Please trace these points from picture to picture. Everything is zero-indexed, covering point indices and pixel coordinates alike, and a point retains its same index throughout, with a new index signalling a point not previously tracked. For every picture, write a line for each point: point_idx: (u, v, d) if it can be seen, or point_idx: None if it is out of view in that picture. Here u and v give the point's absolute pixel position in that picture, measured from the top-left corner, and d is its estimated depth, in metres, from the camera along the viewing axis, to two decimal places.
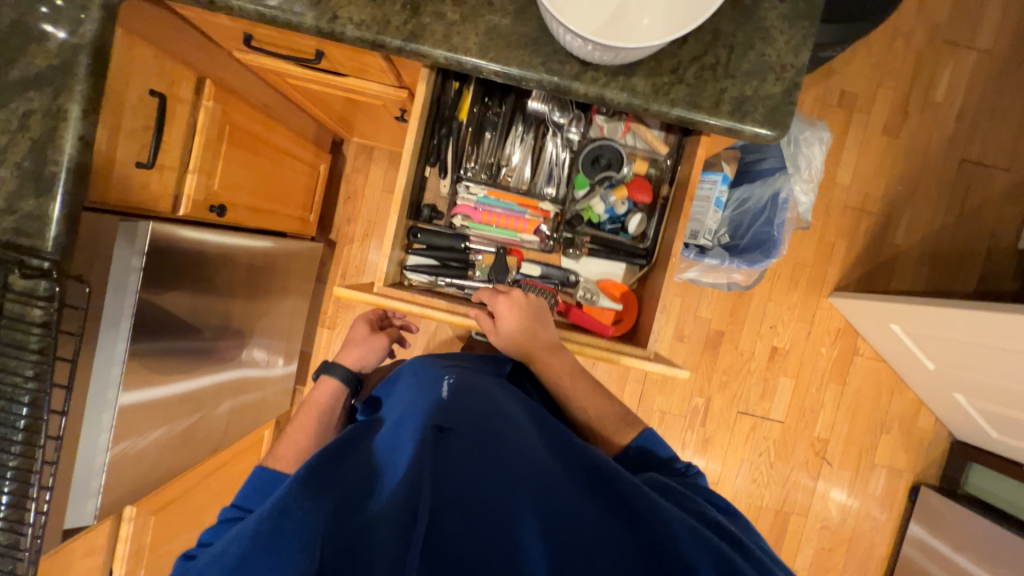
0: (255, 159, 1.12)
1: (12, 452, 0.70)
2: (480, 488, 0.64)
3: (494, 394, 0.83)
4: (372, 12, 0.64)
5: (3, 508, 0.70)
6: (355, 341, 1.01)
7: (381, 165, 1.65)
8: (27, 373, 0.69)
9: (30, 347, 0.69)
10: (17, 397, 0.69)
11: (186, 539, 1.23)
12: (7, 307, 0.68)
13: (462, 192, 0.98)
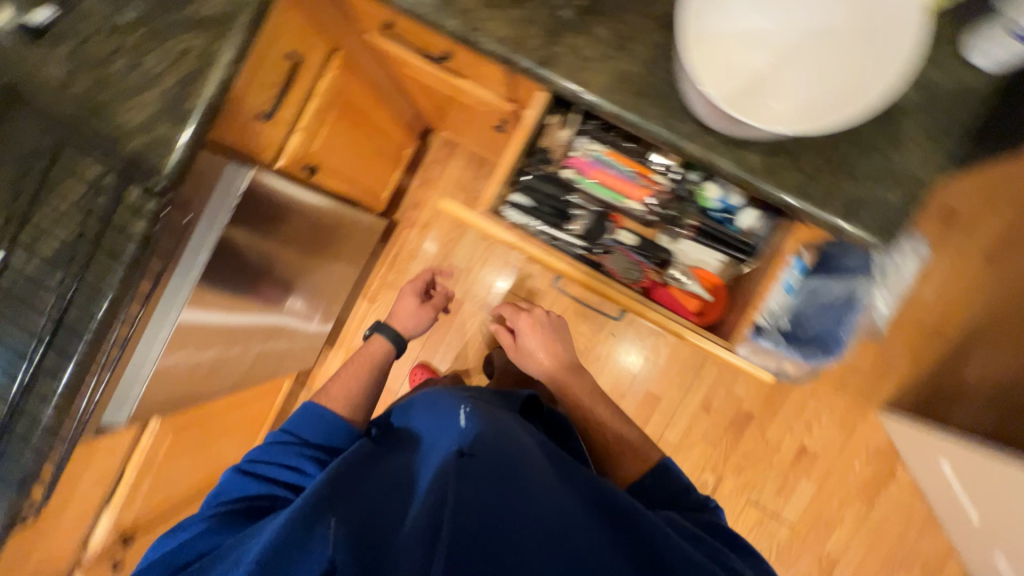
0: (354, 131, 1.19)
1: (82, 343, 0.75)
2: (496, 509, 0.69)
3: (514, 423, 0.86)
4: (512, 30, 0.67)
5: (59, 392, 0.75)
6: (402, 302, 1.29)
7: (460, 162, 1.70)
8: (114, 277, 0.75)
9: (125, 254, 0.74)
10: (101, 296, 0.75)
11: (190, 463, 1.28)
12: (118, 214, 0.75)
13: (580, 145, 0.90)
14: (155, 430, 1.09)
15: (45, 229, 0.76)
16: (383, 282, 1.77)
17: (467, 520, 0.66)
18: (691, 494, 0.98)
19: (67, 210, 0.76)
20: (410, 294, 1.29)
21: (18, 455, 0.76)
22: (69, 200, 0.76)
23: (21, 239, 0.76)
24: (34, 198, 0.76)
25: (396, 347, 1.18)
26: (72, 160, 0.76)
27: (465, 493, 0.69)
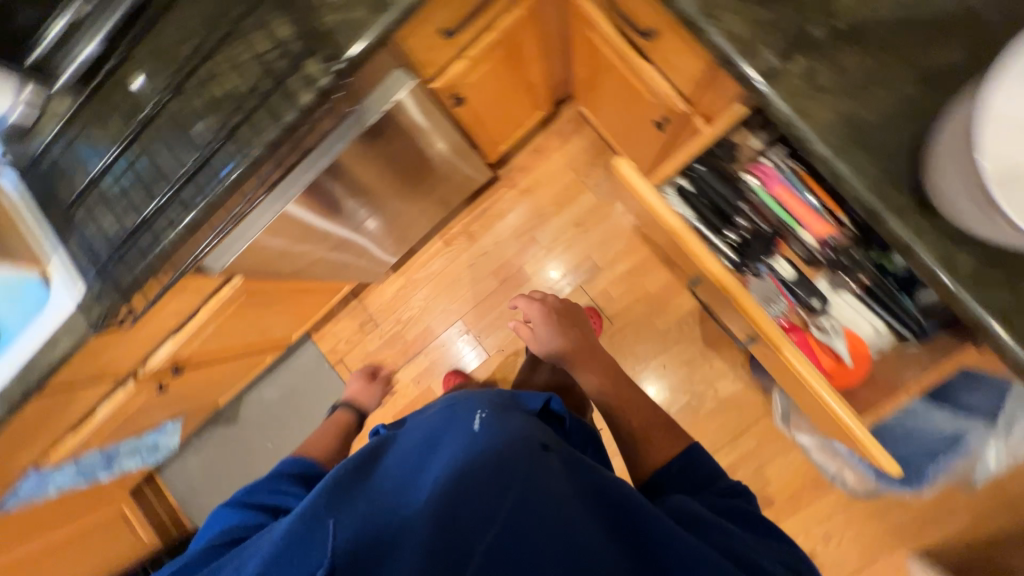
0: (507, 78, 1.16)
1: (216, 188, 0.78)
2: (494, 493, 0.66)
3: (533, 428, 0.84)
4: (750, 30, 0.60)
5: (183, 224, 0.79)
6: (354, 383, 1.63)
7: (582, 143, 1.67)
8: (265, 139, 0.76)
9: (282, 121, 0.76)
10: (247, 151, 0.77)
11: (246, 326, 1.35)
12: (288, 81, 0.76)
13: (773, 153, 0.74)
14: (234, 289, 1.11)
15: (224, 72, 0.79)
16: (462, 230, 1.79)
17: (468, 518, 0.63)
18: (722, 480, 0.88)
19: (247, 61, 0.78)
20: (359, 378, 1.63)
21: (131, 264, 0.81)
22: (252, 53, 0.78)
23: (201, 74, 0.80)
24: (225, 40, 0.80)
25: (354, 411, 1.44)
26: (267, 17, 0.78)
27: (468, 494, 0.66)
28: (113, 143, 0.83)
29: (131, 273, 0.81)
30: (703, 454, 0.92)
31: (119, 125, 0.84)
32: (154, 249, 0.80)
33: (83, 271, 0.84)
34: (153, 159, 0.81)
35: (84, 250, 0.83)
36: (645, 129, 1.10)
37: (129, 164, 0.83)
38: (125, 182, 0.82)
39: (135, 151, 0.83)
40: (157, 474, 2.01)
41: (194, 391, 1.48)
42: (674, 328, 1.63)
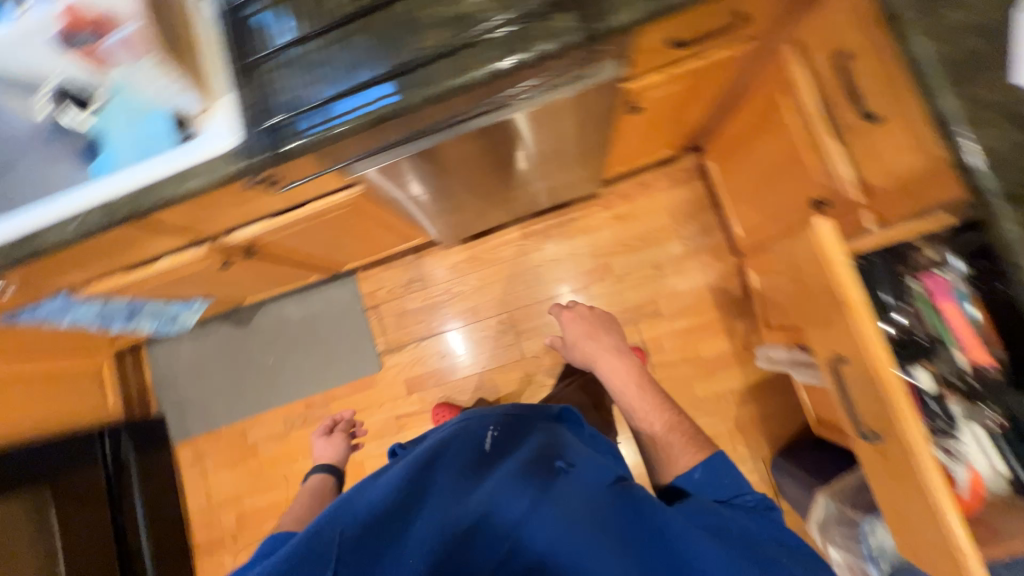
0: (675, 109, 1.19)
1: (416, 91, 0.77)
2: (489, 485, 0.85)
3: (556, 446, 0.98)
4: (1006, 153, 0.65)
5: (369, 112, 0.78)
6: (332, 438, 1.55)
7: (687, 195, 1.70)
8: (487, 66, 0.76)
9: (511, 56, 0.76)
10: (464, 70, 0.76)
11: (324, 238, 1.32)
12: (530, 23, 0.77)
13: (951, 271, 0.85)
14: (348, 195, 1.06)
15: None
16: (542, 230, 1.79)
17: (458, 520, 0.79)
18: (746, 493, 0.97)
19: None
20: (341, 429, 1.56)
21: (305, 129, 0.80)
22: None
23: None
24: None
25: (333, 474, 1.39)
26: None
27: (482, 494, 0.82)
28: (332, 18, 0.84)
29: (296, 138, 0.80)
30: (723, 464, 1.02)
31: (344, 5, 0.85)
32: (329, 125, 0.79)
33: (251, 120, 0.83)
34: (367, 46, 0.82)
35: (263, 102, 0.83)
36: (788, 204, 1.11)
37: (341, 42, 0.83)
38: (330, 57, 0.83)
39: (351, 33, 0.83)
40: (143, 347, 1.94)
41: (240, 280, 1.43)
42: (711, 400, 1.62)
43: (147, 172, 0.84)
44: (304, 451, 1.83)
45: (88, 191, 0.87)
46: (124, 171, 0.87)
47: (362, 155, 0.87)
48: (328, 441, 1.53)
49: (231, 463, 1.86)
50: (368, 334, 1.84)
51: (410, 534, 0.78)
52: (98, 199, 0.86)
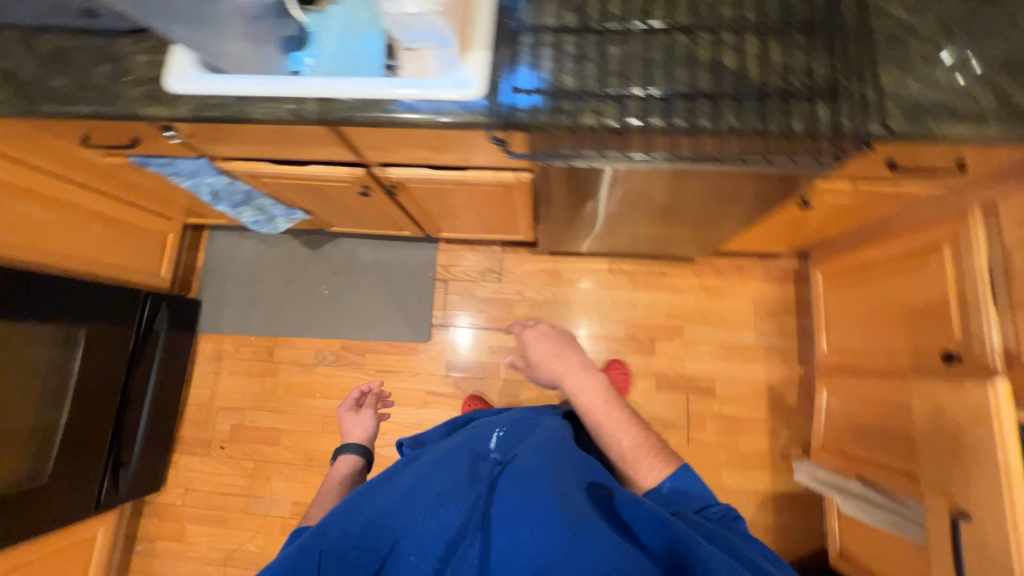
0: (829, 216, 1.21)
1: (656, 118, 0.79)
2: (475, 483, 0.78)
3: (543, 437, 0.88)
4: None
5: (605, 120, 0.80)
6: (363, 417, 1.43)
7: (777, 294, 1.73)
8: (732, 122, 0.78)
9: (759, 122, 0.77)
10: (709, 117, 0.78)
11: (453, 203, 1.33)
12: (788, 99, 0.78)
13: None
14: (513, 179, 1.08)
15: (742, 48, 0.81)
16: (629, 273, 1.80)
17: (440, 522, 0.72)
18: (713, 505, 0.88)
19: (764, 58, 0.80)
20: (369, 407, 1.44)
21: (544, 116, 0.81)
22: (772, 54, 0.80)
23: (720, 33, 0.81)
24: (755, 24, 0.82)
25: (363, 458, 1.30)
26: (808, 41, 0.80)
27: (472, 499, 0.75)
28: (600, 18, 0.84)
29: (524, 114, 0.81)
30: (691, 473, 0.91)
31: (614, 10, 0.85)
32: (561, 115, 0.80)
33: (491, 86, 0.84)
34: (626, 61, 0.82)
35: (508, 72, 0.84)
36: (908, 346, 1.13)
37: (601, 46, 0.83)
38: (586, 56, 0.83)
39: (615, 42, 0.83)
40: (206, 230, 1.91)
41: (349, 211, 1.42)
42: (734, 494, 1.62)
43: (373, 86, 0.84)
44: (324, 390, 1.80)
45: (306, 83, 0.86)
46: (346, 77, 0.87)
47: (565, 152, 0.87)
48: (359, 421, 1.41)
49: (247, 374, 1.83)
50: (428, 304, 1.84)
51: (403, 533, 0.72)
52: (312, 92, 0.85)
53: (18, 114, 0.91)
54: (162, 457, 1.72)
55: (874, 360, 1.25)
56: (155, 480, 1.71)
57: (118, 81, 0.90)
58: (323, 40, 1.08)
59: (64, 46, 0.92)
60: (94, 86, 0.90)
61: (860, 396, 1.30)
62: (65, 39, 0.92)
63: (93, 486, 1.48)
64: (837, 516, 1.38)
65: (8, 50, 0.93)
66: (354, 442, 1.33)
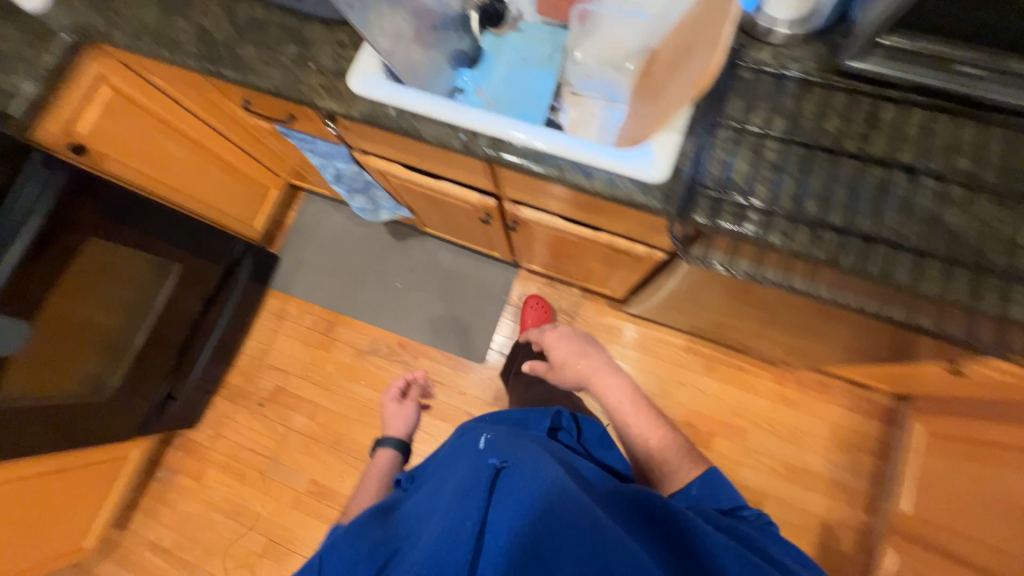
0: (969, 383, 1.08)
1: (843, 252, 0.72)
2: (469, 476, 0.66)
3: (540, 444, 0.79)
4: None
5: (783, 236, 0.73)
6: (402, 408, 1.46)
7: (859, 426, 1.59)
8: (929, 283, 0.69)
9: (964, 292, 0.68)
10: (903, 269, 0.70)
11: (560, 250, 1.28)
12: (1005, 278, 0.68)
13: None
14: (644, 254, 1.01)
15: (966, 209, 0.71)
16: (703, 356, 1.71)
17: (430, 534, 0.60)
18: (741, 510, 0.76)
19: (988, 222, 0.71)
20: (410, 399, 1.50)
21: (724, 222, 0.74)
22: (999, 219, 0.71)
23: (944, 186, 0.73)
24: (988, 181, 0.72)
25: (402, 448, 1.30)
26: None
27: (467, 504, 0.60)
28: (812, 132, 0.76)
29: (696, 204, 0.76)
30: (720, 475, 0.80)
31: (830, 127, 0.77)
32: (736, 216, 0.74)
33: (673, 172, 0.77)
34: (831, 186, 0.74)
35: (695, 163, 0.77)
36: (999, 540, 0.99)
37: (806, 163, 0.75)
38: (786, 169, 0.76)
39: (823, 162, 0.75)
40: (302, 193, 1.94)
41: (453, 224, 1.40)
42: None
43: (550, 139, 0.80)
44: (369, 379, 1.79)
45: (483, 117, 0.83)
46: (524, 121, 0.83)
47: (718, 250, 0.82)
48: (400, 413, 1.43)
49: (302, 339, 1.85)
50: (492, 325, 1.81)
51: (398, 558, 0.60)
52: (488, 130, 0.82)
53: (201, 69, 0.93)
54: (203, 397, 1.76)
55: (964, 542, 1.11)
56: (191, 417, 1.74)
57: (301, 63, 0.90)
58: (494, 68, 1.05)
59: (260, 17, 0.94)
60: (278, 62, 0.91)
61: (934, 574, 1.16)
62: (263, 11, 0.94)
63: (146, 403, 1.51)
64: None
65: (210, 8, 0.96)
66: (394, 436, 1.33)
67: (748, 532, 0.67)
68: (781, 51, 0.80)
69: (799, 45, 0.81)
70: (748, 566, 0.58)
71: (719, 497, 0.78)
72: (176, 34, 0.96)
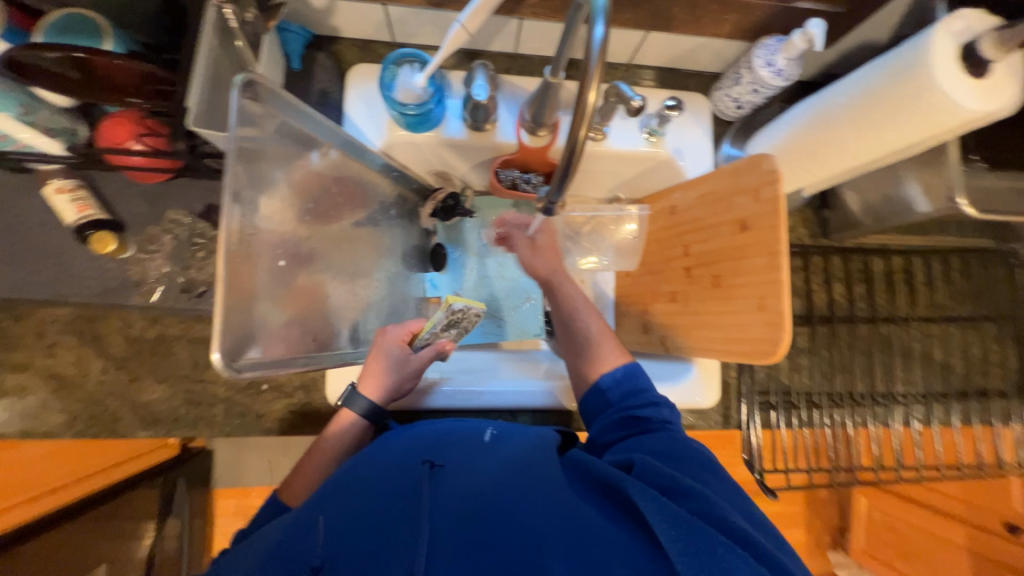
0: None
1: (868, 418, 0.80)
2: (455, 471, 0.54)
3: (538, 461, 0.55)
4: None
5: (823, 421, 0.79)
6: (394, 369, 0.64)
7: None
8: (935, 417, 0.81)
9: (955, 417, 0.81)
10: (914, 414, 0.81)
11: None
12: (979, 397, 0.82)
13: None
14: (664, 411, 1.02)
15: (949, 342, 0.83)
16: None
17: (386, 507, 0.49)
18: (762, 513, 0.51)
19: (962, 350, 0.83)
20: (417, 364, 0.65)
21: (782, 424, 0.79)
22: (970, 349, 0.83)
23: (932, 326, 0.83)
24: (959, 315, 0.83)
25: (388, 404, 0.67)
26: (1000, 334, 0.84)
27: (434, 494, 0.50)
28: (830, 309, 0.80)
29: (750, 411, 0.77)
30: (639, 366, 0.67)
31: (838, 296, 0.82)
32: (779, 411, 0.79)
33: (721, 387, 0.79)
34: (857, 360, 0.80)
35: (739, 370, 0.78)
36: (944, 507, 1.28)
37: (823, 343, 0.81)
38: (816, 351, 0.80)
39: (840, 335, 0.81)
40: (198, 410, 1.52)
41: None
42: None
43: None
44: None
45: (511, 391, 0.76)
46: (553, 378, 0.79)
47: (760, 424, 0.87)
48: (396, 380, 0.65)
49: (232, 467, 1.35)
50: None
51: (345, 520, 0.48)
52: (521, 405, 0.76)
53: (86, 436, 0.64)
54: None
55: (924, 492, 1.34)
56: None
57: (249, 385, 0.68)
58: (465, 266, 0.95)
59: (154, 334, 0.66)
60: (214, 398, 0.67)
61: (895, 513, 1.41)
62: (155, 325, 0.66)
63: None
64: None
65: (56, 340, 0.64)
66: (365, 399, 0.64)
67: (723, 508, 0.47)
68: None
69: (787, 214, 0.82)
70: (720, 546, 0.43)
71: (634, 390, 0.64)
72: (17, 394, 0.64)
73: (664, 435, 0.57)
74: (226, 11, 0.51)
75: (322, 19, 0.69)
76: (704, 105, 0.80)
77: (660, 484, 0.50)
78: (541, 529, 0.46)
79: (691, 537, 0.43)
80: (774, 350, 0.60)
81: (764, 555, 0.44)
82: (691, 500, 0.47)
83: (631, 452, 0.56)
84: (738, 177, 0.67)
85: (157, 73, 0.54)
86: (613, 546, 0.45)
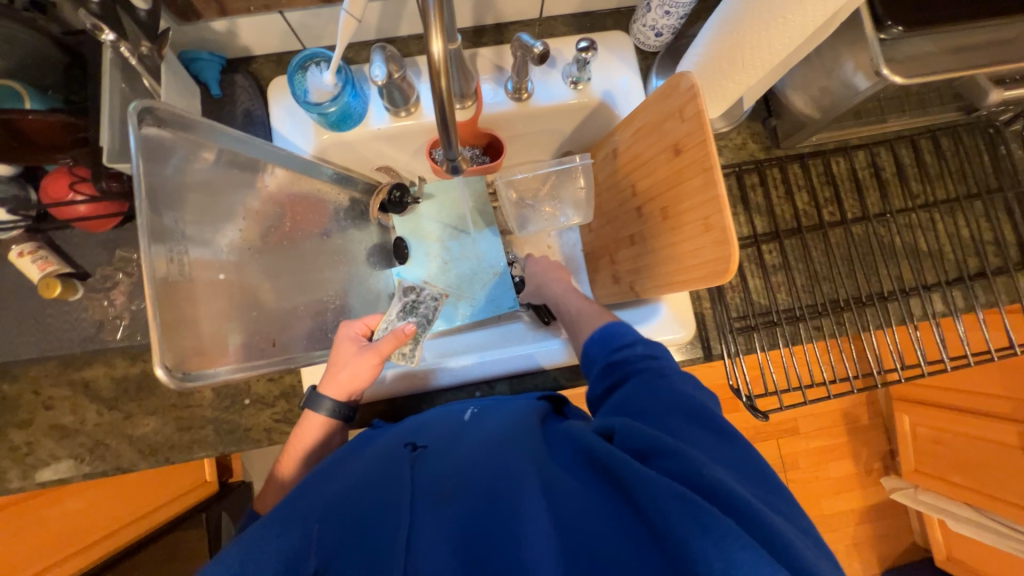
0: None
1: (860, 325, 0.77)
2: (439, 454, 0.53)
3: (519, 433, 0.53)
4: None
5: (813, 335, 0.76)
6: (350, 363, 0.67)
7: None
8: (936, 309, 0.76)
9: (959, 306, 0.76)
10: (912, 311, 0.76)
11: None
12: (982, 280, 0.77)
13: None
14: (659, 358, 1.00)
15: (934, 230, 0.78)
16: None
17: (362, 499, 0.48)
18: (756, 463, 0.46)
19: (950, 234, 0.78)
20: (372, 353, 0.66)
21: (768, 347, 0.76)
22: (960, 231, 0.78)
23: (913, 216, 0.78)
24: (940, 200, 0.79)
25: (353, 399, 0.68)
26: (990, 209, 0.78)
27: (412, 480, 0.49)
28: (797, 220, 0.77)
29: (731, 339, 0.76)
30: (619, 321, 0.64)
31: (804, 205, 0.79)
32: (763, 334, 0.76)
33: (697, 320, 0.77)
34: (835, 265, 0.77)
35: (710, 299, 0.76)
36: (985, 407, 1.21)
37: (797, 255, 0.77)
38: (791, 264, 0.77)
39: (812, 245, 0.78)
40: None
41: None
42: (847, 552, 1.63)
43: (566, 347, 0.77)
44: None
45: (484, 361, 0.77)
46: (525, 342, 0.80)
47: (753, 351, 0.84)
48: (352, 372, 0.66)
49: None
50: None
51: (323, 514, 0.48)
52: (497, 373, 0.76)
53: (95, 475, 0.69)
54: None
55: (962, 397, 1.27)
56: None
57: (232, 402, 0.71)
58: (427, 253, 0.95)
59: (137, 371, 0.70)
60: (203, 419, 0.70)
61: (938, 425, 1.34)
62: (136, 362, 0.70)
63: None
64: (941, 542, 1.47)
65: (50, 392, 0.69)
66: (328, 399, 0.66)
67: (702, 462, 0.42)
68: (723, 149, 0.79)
69: (734, 132, 0.80)
70: (692, 507, 0.38)
71: (618, 345, 0.60)
72: (27, 448, 0.68)
73: (663, 394, 0.51)
74: (123, 49, 0.54)
75: (230, 41, 0.71)
76: (625, 41, 0.78)
77: (640, 448, 0.45)
78: (517, 504, 0.44)
79: (662, 501, 0.39)
80: (727, 268, 0.58)
81: (756, 519, 0.38)
82: (669, 462, 0.43)
83: (615, 417, 0.51)
84: (663, 100, 0.65)
85: (75, 122, 0.58)
86: (594, 520, 0.43)
